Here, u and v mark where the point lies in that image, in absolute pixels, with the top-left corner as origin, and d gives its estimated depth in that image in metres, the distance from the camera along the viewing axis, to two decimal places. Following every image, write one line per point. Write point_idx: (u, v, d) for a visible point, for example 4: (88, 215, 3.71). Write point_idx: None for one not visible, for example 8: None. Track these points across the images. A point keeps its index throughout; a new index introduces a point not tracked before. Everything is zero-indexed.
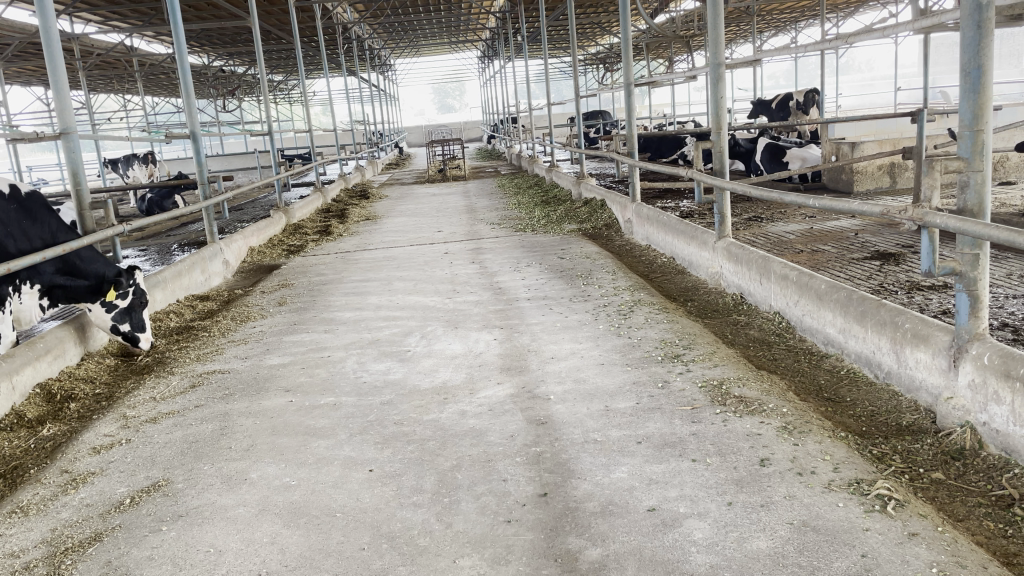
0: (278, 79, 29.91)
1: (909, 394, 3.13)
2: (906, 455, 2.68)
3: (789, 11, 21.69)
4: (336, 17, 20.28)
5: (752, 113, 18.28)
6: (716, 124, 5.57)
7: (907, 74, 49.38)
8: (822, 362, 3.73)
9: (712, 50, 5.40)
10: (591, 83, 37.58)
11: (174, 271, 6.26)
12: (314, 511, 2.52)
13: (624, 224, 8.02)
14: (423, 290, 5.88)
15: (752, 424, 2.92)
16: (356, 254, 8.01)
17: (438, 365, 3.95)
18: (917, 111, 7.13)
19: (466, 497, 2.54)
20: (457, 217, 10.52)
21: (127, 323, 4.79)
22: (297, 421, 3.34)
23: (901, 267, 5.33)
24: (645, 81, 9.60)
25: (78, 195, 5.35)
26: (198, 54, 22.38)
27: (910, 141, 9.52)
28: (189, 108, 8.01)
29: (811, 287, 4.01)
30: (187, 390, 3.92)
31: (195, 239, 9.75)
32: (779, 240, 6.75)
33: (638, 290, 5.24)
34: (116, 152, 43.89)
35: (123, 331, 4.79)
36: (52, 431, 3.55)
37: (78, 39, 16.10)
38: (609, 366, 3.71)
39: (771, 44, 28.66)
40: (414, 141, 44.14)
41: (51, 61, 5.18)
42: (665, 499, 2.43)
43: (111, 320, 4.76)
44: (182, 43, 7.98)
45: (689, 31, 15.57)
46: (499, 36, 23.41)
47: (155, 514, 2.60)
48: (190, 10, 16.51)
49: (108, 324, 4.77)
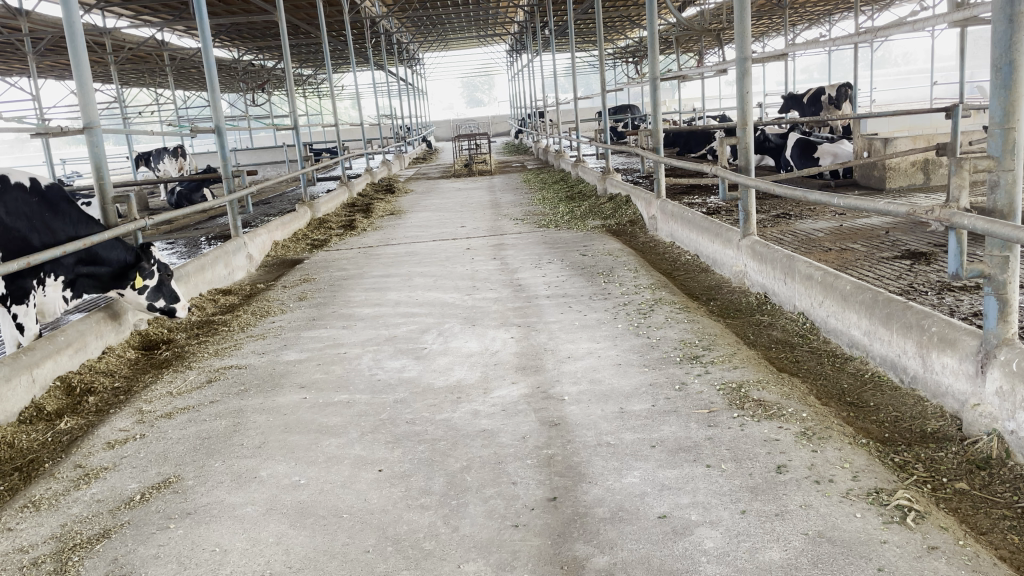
0: (306, 74, 30.10)
1: (934, 399, 3.03)
2: (930, 463, 2.59)
3: (822, 4, 21.33)
4: (365, 11, 20.34)
5: (783, 108, 18.02)
6: (741, 120, 5.46)
7: (944, 68, 48.41)
8: (846, 365, 3.63)
9: (738, 44, 5.29)
10: (620, 77, 37.35)
11: (197, 265, 6.29)
12: (320, 511, 2.50)
13: (648, 221, 7.94)
14: (443, 286, 5.85)
15: (770, 429, 2.84)
16: (379, 249, 8.00)
17: (453, 363, 3.91)
18: (952, 106, 6.95)
19: (474, 500, 2.50)
20: (482, 212, 10.49)
21: (161, 299, 5.16)
22: (310, 418, 3.32)
23: (932, 267, 5.20)
24: (673, 75, 9.47)
25: (102, 189, 5.40)
26: (228, 48, 22.58)
27: (945, 137, 9.31)
28: (214, 102, 8.04)
29: (836, 288, 3.91)
30: (203, 385, 3.93)
31: (221, 233, 9.82)
32: (806, 238, 6.62)
33: (659, 288, 5.15)
34: (149, 145, 44.56)
35: (159, 306, 5.17)
36: (69, 424, 3.58)
37: (111, 34, 16.29)
38: (626, 366, 3.65)
39: (805, 38, 28.26)
40: (442, 135, 44.21)
41: (76, 56, 5.23)
42: (676, 506, 2.37)
43: (147, 301, 5.09)
44: (207, 37, 8.01)
45: (719, 25, 15.39)
46: (527, 30, 23.33)
47: (163, 511, 2.59)
48: (220, 4, 16.64)
49: (144, 305, 5.10)
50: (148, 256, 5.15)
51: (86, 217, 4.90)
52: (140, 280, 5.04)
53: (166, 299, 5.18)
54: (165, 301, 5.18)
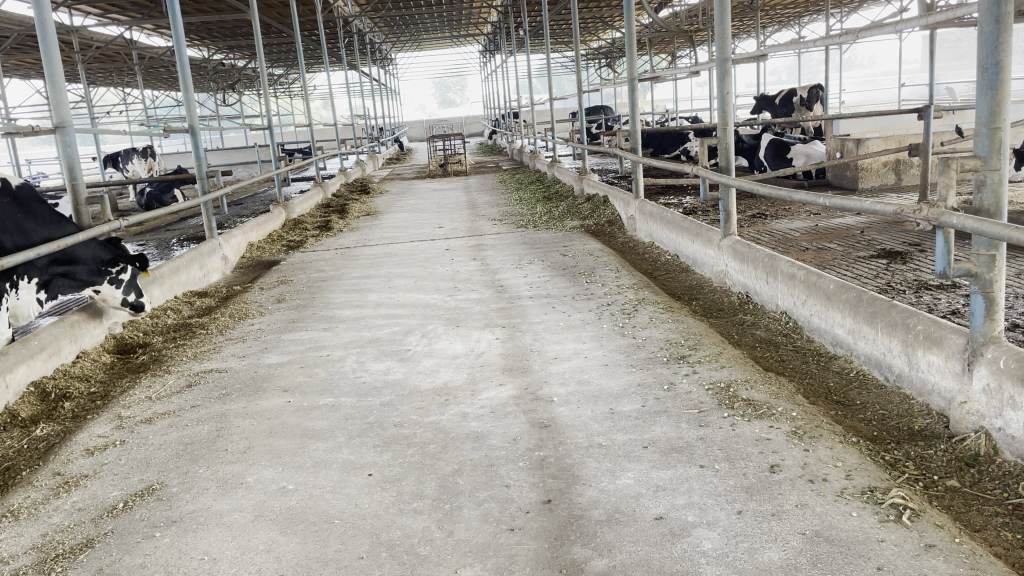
0: (278, 73, 29.80)
1: (921, 397, 3.05)
2: (920, 461, 2.61)
3: (792, 6, 21.56)
4: (338, 11, 20.19)
5: (756, 109, 18.16)
6: (721, 120, 5.47)
7: (910, 70, 49.28)
8: (831, 363, 3.66)
9: (719, 45, 5.30)
10: (593, 78, 37.51)
11: (172, 267, 6.18)
12: (311, 517, 2.46)
13: (627, 221, 7.95)
14: (424, 287, 5.80)
15: (761, 429, 2.85)
16: (356, 250, 7.92)
17: (439, 365, 3.87)
18: (924, 107, 7.04)
19: (468, 503, 2.47)
20: (458, 212, 10.45)
21: (133, 293, 5.03)
22: (295, 422, 3.27)
23: (909, 266, 5.26)
24: (650, 76, 9.51)
25: (74, 190, 5.28)
26: (198, 47, 22.28)
27: (915, 138, 9.45)
28: (187, 102, 7.90)
29: (820, 287, 3.93)
30: (183, 389, 3.85)
31: (194, 235, 9.67)
32: (783, 238, 6.68)
33: (642, 288, 5.16)
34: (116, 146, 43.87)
35: (130, 301, 5.04)
36: (46, 431, 3.48)
37: (78, 32, 15.96)
38: (613, 367, 3.64)
39: (775, 40, 28.54)
40: (415, 135, 44.05)
41: (47, 55, 5.11)
42: (673, 507, 2.36)
43: (121, 295, 4.97)
44: (180, 36, 7.86)
45: (693, 26, 15.50)
46: (501, 31, 23.33)
47: (148, 519, 2.53)
48: (191, 3, 16.42)
49: (117, 301, 4.98)
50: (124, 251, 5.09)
51: (57, 217, 4.76)
52: (115, 274, 4.95)
53: (138, 293, 5.06)
54: (137, 295, 5.06)
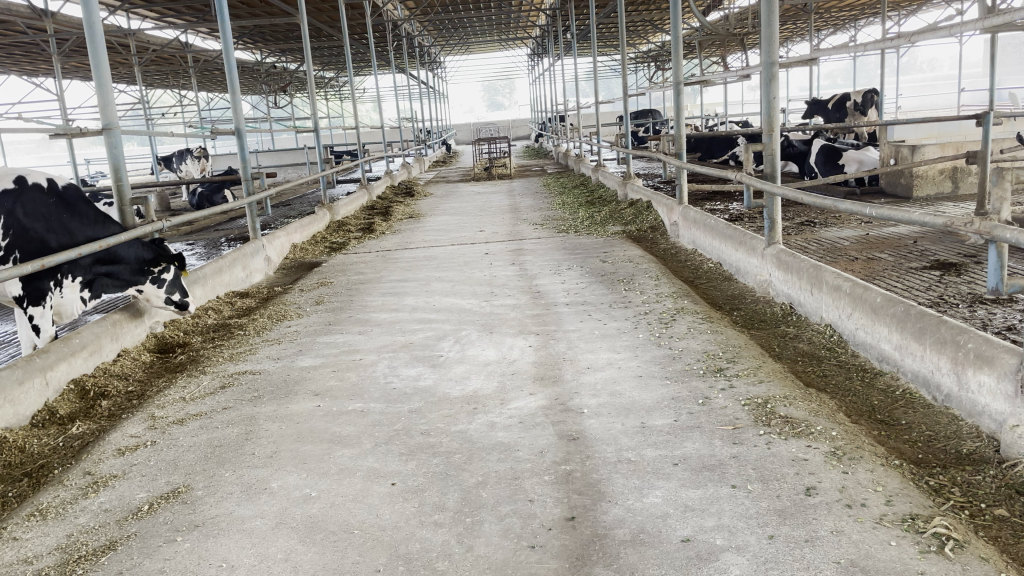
0: (328, 76, 30.25)
1: (970, 419, 2.91)
2: (968, 487, 2.47)
3: (848, 9, 21.10)
4: (387, 14, 20.39)
5: (808, 114, 17.78)
6: (767, 126, 5.33)
7: (972, 75, 47.86)
8: (876, 379, 3.51)
9: (766, 49, 5.16)
10: (641, 82, 37.25)
11: (215, 267, 6.26)
12: (331, 527, 2.43)
13: (669, 227, 7.82)
14: (461, 291, 5.77)
15: (798, 449, 2.73)
16: (397, 252, 7.95)
17: (470, 372, 3.83)
18: (984, 113, 6.78)
19: (489, 517, 2.41)
20: (500, 216, 10.42)
21: (177, 292, 5.15)
22: (323, 427, 3.25)
23: (963, 278, 5.05)
24: (696, 80, 9.34)
25: (120, 191, 5.37)
26: (252, 51, 22.72)
27: (974, 145, 9.12)
28: (234, 104, 8.00)
29: (866, 300, 3.78)
30: (217, 390, 3.87)
31: (241, 235, 9.81)
32: (832, 247, 6.48)
33: (682, 297, 5.05)
34: (171, 147, 45.04)
35: (175, 300, 5.15)
36: (81, 429, 3.53)
37: (135, 35, 16.39)
38: (647, 378, 3.55)
39: (829, 43, 28.00)
40: (462, 138, 44.21)
41: (96, 57, 5.22)
42: (701, 529, 2.26)
43: (166, 294, 5.08)
44: (228, 39, 7.96)
45: (743, 30, 15.23)
46: (549, 34, 23.29)
47: (171, 523, 2.53)
48: (243, 7, 16.74)
49: (161, 300, 5.09)
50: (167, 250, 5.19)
51: (103, 217, 4.81)
52: (159, 273, 5.05)
53: (183, 292, 5.18)
54: (181, 294, 5.18)
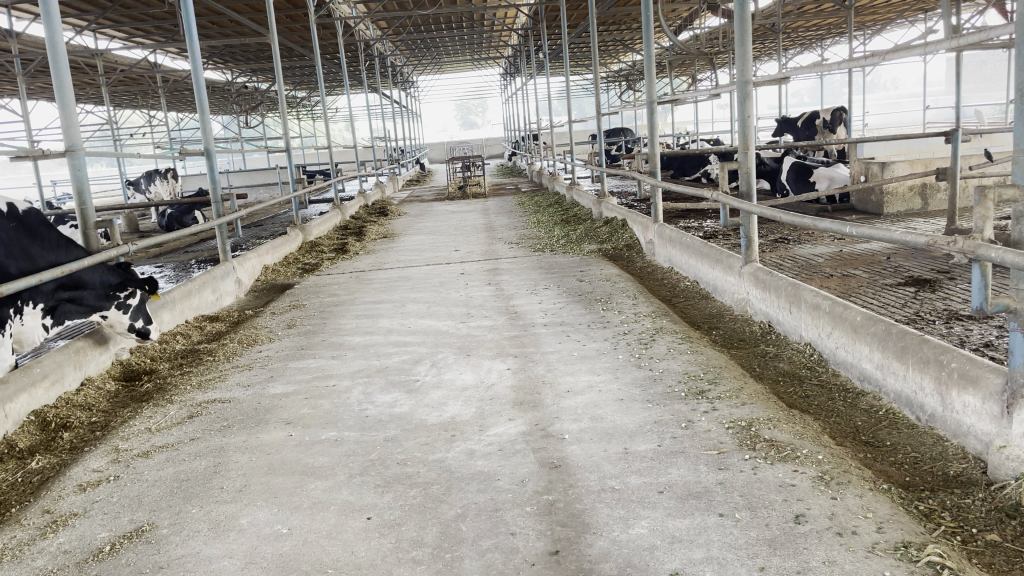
0: (300, 96, 30.13)
1: (955, 439, 2.87)
2: (957, 512, 2.42)
3: (815, 29, 21.48)
4: (360, 34, 20.36)
5: (777, 132, 17.94)
6: (742, 144, 5.30)
7: (937, 93, 48.88)
8: (858, 401, 3.46)
9: (740, 68, 5.14)
10: (614, 101, 37.55)
11: (184, 291, 6.11)
12: (303, 566, 2.31)
13: (645, 245, 7.80)
14: (436, 313, 5.67)
15: (785, 474, 2.67)
16: (371, 274, 7.84)
17: (448, 398, 3.73)
18: (952, 130, 6.86)
19: (470, 553, 2.32)
20: (476, 235, 10.35)
21: (141, 319, 4.99)
22: (295, 458, 3.14)
23: (938, 295, 5.07)
24: (669, 99, 9.35)
25: (84, 214, 5.20)
26: (222, 70, 22.53)
27: (942, 162, 9.25)
28: (203, 124, 7.85)
29: (846, 319, 3.75)
30: (184, 420, 3.74)
31: (211, 257, 9.65)
32: (806, 264, 6.49)
33: (660, 317, 5.00)
34: (140, 168, 44.74)
35: (138, 327, 4.99)
36: (41, 463, 3.37)
37: (102, 54, 16.15)
38: (628, 402, 3.47)
39: (796, 62, 28.49)
40: (436, 157, 44.18)
41: (58, 78, 5.07)
42: (689, 561, 2.19)
43: (129, 321, 4.92)
44: (196, 58, 7.79)
45: (715, 48, 15.40)
46: (521, 53, 23.37)
47: (133, 564, 2.41)
48: (213, 27, 16.59)
49: (125, 326, 4.94)
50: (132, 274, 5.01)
51: (65, 241, 4.68)
52: (124, 299, 4.88)
53: (146, 318, 5.02)
54: (144, 321, 5.01)
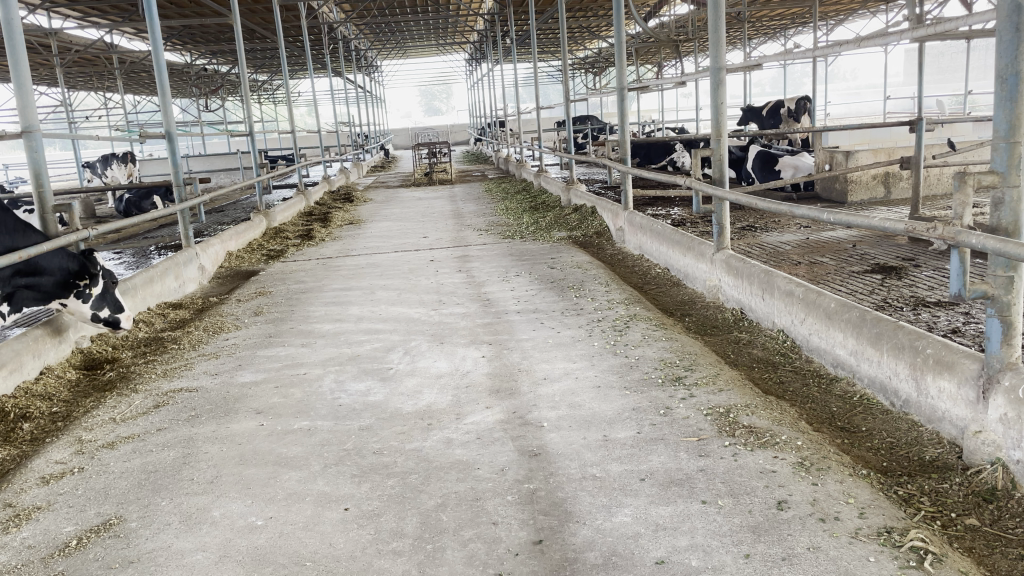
0: (261, 80, 29.60)
1: (930, 424, 2.90)
2: (936, 497, 2.43)
3: (779, 18, 21.68)
4: (323, 17, 20.03)
5: (741, 120, 18.06)
6: (716, 131, 5.29)
7: (896, 84, 49.77)
8: (832, 387, 3.49)
9: (714, 54, 5.13)
10: (580, 88, 37.56)
11: (145, 277, 5.95)
12: (280, 559, 2.25)
13: (615, 232, 7.79)
14: (407, 300, 5.60)
15: (765, 460, 2.67)
16: (339, 260, 7.72)
17: (422, 386, 3.67)
18: (917, 119, 6.94)
19: (452, 543, 2.27)
20: (444, 221, 10.26)
21: (106, 308, 4.85)
22: (267, 448, 3.06)
23: (904, 282, 5.14)
24: (637, 87, 9.31)
25: (42, 198, 5.03)
26: (181, 53, 22.02)
27: (905, 151, 9.39)
28: (164, 106, 7.63)
29: (820, 305, 3.77)
30: (150, 410, 3.63)
31: (172, 243, 9.43)
32: (775, 251, 6.54)
33: (633, 304, 4.98)
34: (95, 152, 43.62)
35: (104, 317, 4.86)
36: (1, 455, 3.24)
37: (56, 35, 15.66)
38: (606, 390, 3.44)
39: (760, 52, 28.75)
40: (400, 143, 43.83)
41: (14, 55, 4.86)
42: (674, 549, 2.17)
43: (92, 310, 4.79)
44: (156, 38, 7.55)
45: (682, 36, 15.45)
46: (487, 39, 23.21)
47: (101, 559, 2.32)
48: (172, 7, 16.18)
49: (87, 316, 4.80)
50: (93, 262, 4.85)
51: (22, 226, 4.53)
52: (84, 288, 4.75)
53: (112, 308, 4.87)
54: (111, 311, 4.88)
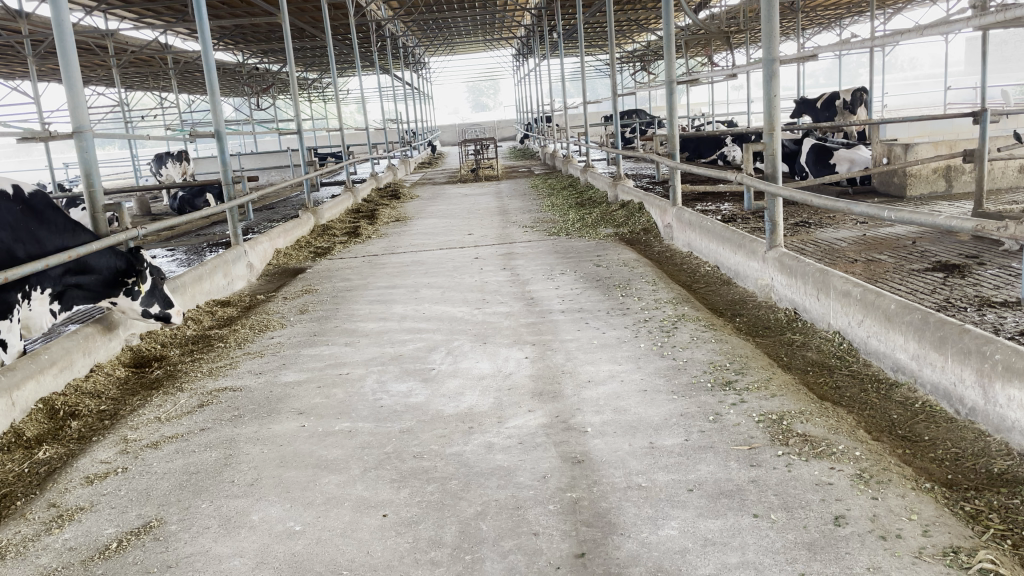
0: (310, 77, 29.86)
1: (998, 435, 2.73)
2: (1007, 512, 2.27)
3: (834, 7, 21.06)
4: (371, 14, 20.13)
5: (795, 113, 17.59)
6: (768, 125, 5.11)
7: (956, 74, 48.11)
8: (892, 393, 3.33)
9: (766, 46, 4.95)
10: (628, 82, 37.13)
11: (194, 275, 6.01)
12: (316, 567, 2.21)
13: (663, 229, 7.63)
14: (451, 299, 5.54)
15: (821, 471, 2.54)
16: (384, 258, 7.71)
17: (464, 387, 3.61)
18: (981, 111, 6.64)
19: (491, 554, 2.21)
20: (489, 218, 10.20)
21: (156, 304, 4.91)
22: (307, 450, 3.03)
23: (968, 281, 4.90)
24: (687, 81, 9.11)
25: (92, 197, 5.10)
26: (233, 52, 22.36)
27: (967, 144, 9.02)
28: (213, 105, 7.69)
29: (879, 307, 3.60)
30: (194, 409, 3.64)
31: (222, 240, 9.55)
32: (830, 248, 6.32)
33: (682, 303, 4.85)
34: (151, 149, 44.64)
35: (155, 313, 4.92)
36: (49, 454, 3.28)
37: (113, 35, 16.01)
38: (653, 394, 3.34)
39: (814, 42, 28.01)
40: (448, 139, 43.94)
41: (65, 57, 4.96)
42: (724, 566, 2.07)
43: (143, 307, 4.85)
44: (205, 38, 7.61)
45: (733, 27, 15.09)
46: (534, 34, 23.05)
47: (141, 564, 2.31)
48: (223, 7, 16.41)
49: (138, 312, 4.86)
50: (140, 258, 4.86)
51: (72, 224, 4.58)
52: (134, 285, 4.80)
53: (162, 303, 4.94)
54: (161, 306, 4.94)
